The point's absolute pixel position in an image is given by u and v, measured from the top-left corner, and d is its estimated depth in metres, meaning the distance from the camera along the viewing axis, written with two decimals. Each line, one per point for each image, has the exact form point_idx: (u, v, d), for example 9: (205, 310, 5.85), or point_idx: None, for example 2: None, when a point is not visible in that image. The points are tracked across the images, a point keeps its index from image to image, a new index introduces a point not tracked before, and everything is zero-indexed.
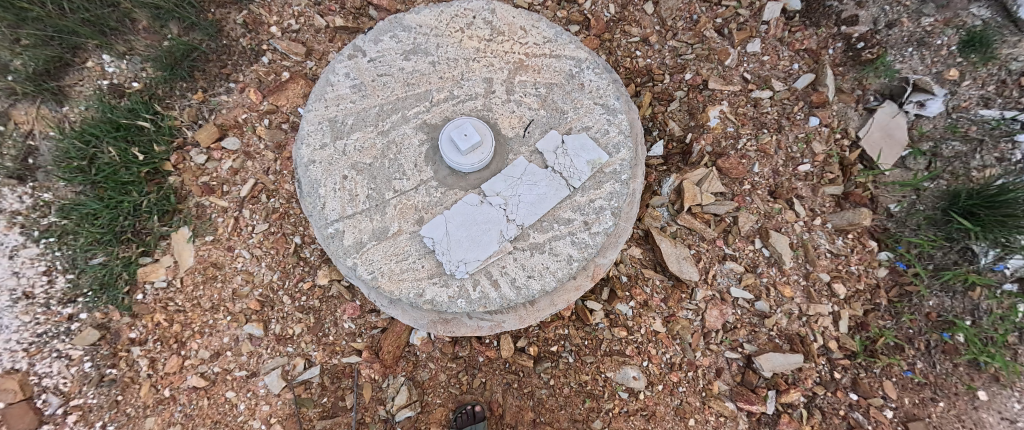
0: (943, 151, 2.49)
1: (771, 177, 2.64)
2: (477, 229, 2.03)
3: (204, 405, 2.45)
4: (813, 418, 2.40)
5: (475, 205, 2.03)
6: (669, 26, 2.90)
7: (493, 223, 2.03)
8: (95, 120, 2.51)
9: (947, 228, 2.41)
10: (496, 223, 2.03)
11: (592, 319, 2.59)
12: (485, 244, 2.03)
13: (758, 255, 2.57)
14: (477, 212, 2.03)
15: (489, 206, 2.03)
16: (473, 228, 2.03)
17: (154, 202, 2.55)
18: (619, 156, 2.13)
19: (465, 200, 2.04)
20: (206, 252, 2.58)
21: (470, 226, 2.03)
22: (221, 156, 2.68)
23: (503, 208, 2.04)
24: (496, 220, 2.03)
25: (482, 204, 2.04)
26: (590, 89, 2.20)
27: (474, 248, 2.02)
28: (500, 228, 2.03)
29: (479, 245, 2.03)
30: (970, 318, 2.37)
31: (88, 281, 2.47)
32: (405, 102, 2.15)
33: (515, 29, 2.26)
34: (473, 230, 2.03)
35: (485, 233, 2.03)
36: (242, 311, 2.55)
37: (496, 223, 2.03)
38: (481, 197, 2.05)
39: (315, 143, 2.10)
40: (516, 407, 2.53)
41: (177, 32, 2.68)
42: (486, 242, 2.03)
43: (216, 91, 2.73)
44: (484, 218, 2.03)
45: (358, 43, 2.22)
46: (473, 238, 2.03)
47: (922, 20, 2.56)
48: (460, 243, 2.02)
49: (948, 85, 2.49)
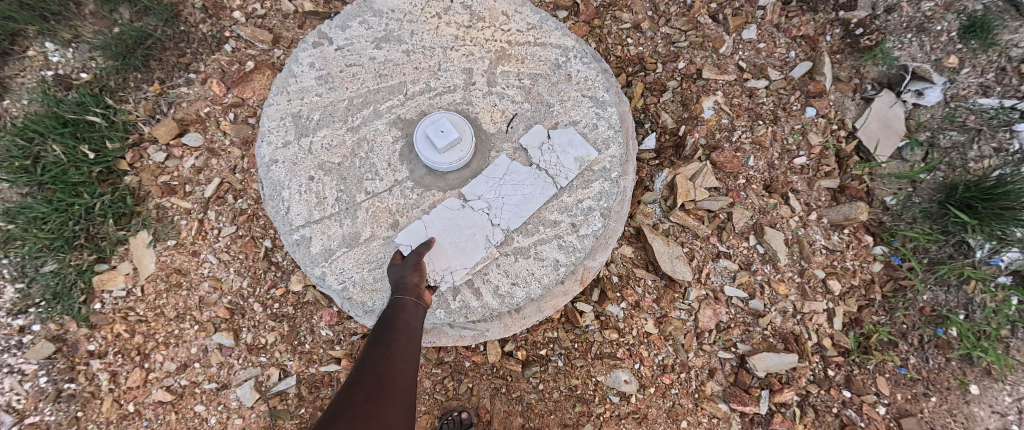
0: (940, 141, 2.42)
1: (767, 170, 2.54)
2: (461, 234, 1.89)
3: (173, 420, 2.32)
4: (807, 417, 2.35)
5: (457, 210, 1.89)
6: (662, 12, 2.75)
7: (478, 228, 1.90)
8: (39, 115, 2.29)
9: (943, 221, 2.36)
10: (480, 228, 1.90)
11: (582, 322, 2.48)
12: (470, 251, 1.89)
13: (753, 252, 2.49)
14: (459, 216, 1.89)
15: (472, 210, 1.90)
16: (457, 233, 1.89)
17: (109, 204, 2.35)
18: (609, 153, 1.99)
19: (445, 204, 1.90)
20: (168, 258, 2.41)
21: (453, 232, 1.88)
22: (182, 154, 2.48)
23: (488, 207, 1.90)
24: (479, 224, 1.90)
25: (464, 208, 1.90)
26: (578, 79, 2.04)
27: (459, 255, 1.88)
28: (485, 232, 1.90)
29: (464, 253, 1.88)
30: (964, 312, 2.33)
31: (40, 290, 2.28)
32: (377, 95, 1.98)
33: (496, 14, 2.09)
34: (458, 235, 1.89)
35: (470, 239, 1.89)
36: (211, 319, 2.40)
37: (481, 227, 1.90)
38: (462, 200, 1.91)
39: (278, 140, 1.93)
40: (504, 413, 2.44)
41: (128, 18, 2.45)
42: (472, 249, 1.89)
43: (174, 83, 2.51)
44: (466, 223, 1.89)
45: (324, 30, 2.04)
46: (457, 244, 1.88)
47: (922, 4, 2.46)
48: (444, 251, 1.88)
49: (947, 73, 2.41)
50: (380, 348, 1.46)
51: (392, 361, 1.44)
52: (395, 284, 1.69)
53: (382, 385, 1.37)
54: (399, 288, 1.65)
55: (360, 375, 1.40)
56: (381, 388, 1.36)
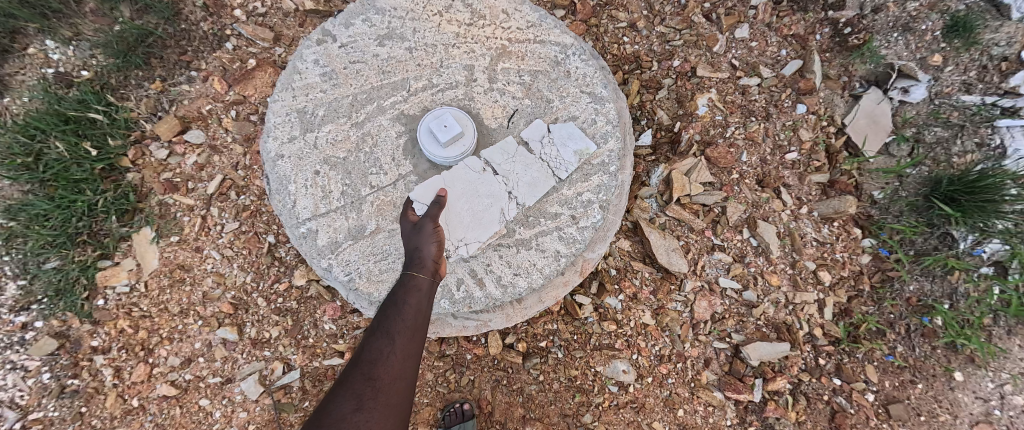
0: (926, 137, 2.51)
1: (759, 166, 2.62)
2: (478, 204, 1.91)
3: (178, 414, 2.34)
4: (799, 404, 2.43)
5: (476, 173, 1.92)
6: (657, 11, 2.82)
7: (495, 200, 1.93)
8: (40, 112, 2.29)
9: (928, 214, 2.45)
10: (497, 199, 1.93)
11: (581, 314, 2.54)
12: (485, 224, 1.92)
13: (746, 245, 2.56)
14: (477, 181, 1.92)
15: (490, 177, 1.93)
16: (475, 202, 1.91)
17: (112, 200, 2.36)
18: (607, 147, 2.04)
19: (466, 165, 1.91)
20: (172, 254, 2.43)
21: (471, 200, 1.91)
22: (184, 151, 2.49)
23: (503, 183, 1.94)
24: (497, 196, 1.93)
25: (484, 172, 1.93)
26: (576, 76, 2.09)
27: (475, 227, 1.91)
28: (501, 206, 1.94)
29: (479, 225, 1.91)
30: (948, 302, 2.42)
31: (43, 287, 2.29)
32: (380, 92, 2.02)
33: (496, 12, 2.13)
34: (475, 205, 1.91)
35: (486, 211, 1.92)
36: (214, 315, 2.42)
37: (497, 199, 1.93)
38: (482, 165, 1.93)
39: (284, 136, 1.96)
40: (505, 404, 2.49)
41: (130, 15, 2.46)
42: (487, 221, 1.92)
43: (176, 80, 2.52)
44: (485, 191, 1.92)
45: (327, 27, 2.07)
46: (474, 214, 1.91)
47: (907, 4, 2.54)
48: (461, 220, 1.90)
49: (932, 71, 2.50)
50: (382, 337, 1.44)
51: (393, 357, 1.40)
52: (409, 259, 1.66)
53: (376, 387, 1.34)
54: (413, 265, 1.62)
55: (358, 368, 1.38)
56: (375, 390, 1.34)
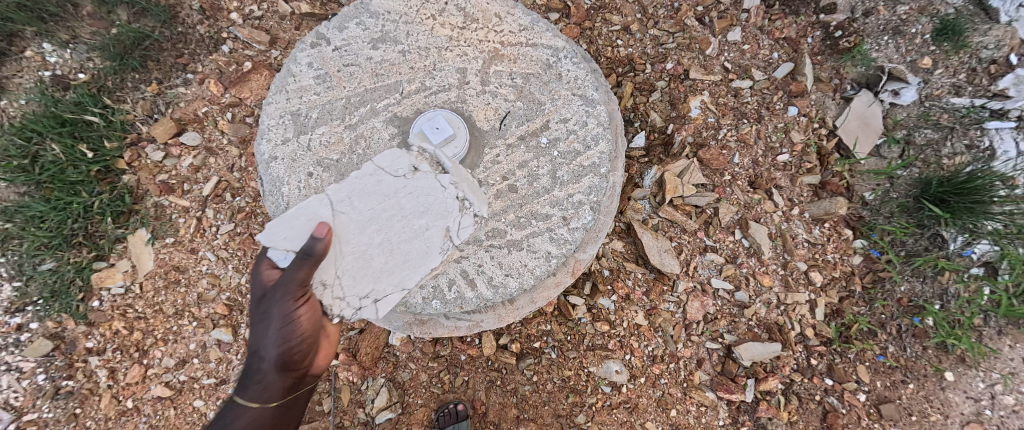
0: (916, 139, 2.53)
1: (751, 167, 2.64)
2: (399, 239, 1.70)
3: (172, 415, 2.36)
4: (791, 404, 2.45)
5: (400, 181, 1.75)
6: (650, 14, 2.84)
7: (428, 225, 1.74)
8: (37, 115, 2.31)
9: (918, 215, 2.46)
10: (434, 223, 1.75)
11: (575, 314, 2.55)
12: (412, 263, 1.71)
13: (739, 246, 2.58)
14: (404, 199, 1.72)
15: (415, 191, 1.74)
16: (394, 235, 1.69)
17: (107, 202, 2.38)
18: (598, 149, 2.06)
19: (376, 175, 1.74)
20: (167, 255, 2.44)
21: (390, 235, 1.68)
22: (180, 153, 2.51)
23: (447, 197, 1.79)
24: (428, 220, 1.74)
25: (405, 181, 1.75)
26: (568, 79, 2.11)
27: (400, 268, 1.70)
28: (439, 230, 1.76)
29: (416, 266, 1.72)
30: (939, 302, 2.44)
31: (38, 288, 2.30)
32: (373, 94, 2.04)
33: (489, 16, 2.15)
34: (397, 241, 1.69)
35: (408, 245, 1.71)
36: (209, 316, 2.43)
37: (433, 225, 1.75)
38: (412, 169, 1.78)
39: (277, 138, 1.98)
40: (499, 405, 2.50)
41: (126, 18, 2.47)
42: (413, 260, 1.72)
43: (172, 83, 2.54)
44: (415, 214, 1.73)
45: (322, 30, 2.09)
46: (394, 251, 1.69)
47: (897, 8, 2.57)
48: (382, 262, 1.67)
49: (922, 74, 2.52)
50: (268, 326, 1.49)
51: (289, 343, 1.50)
52: (252, 293, 1.58)
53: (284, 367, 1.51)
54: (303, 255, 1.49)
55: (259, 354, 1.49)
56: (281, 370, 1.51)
